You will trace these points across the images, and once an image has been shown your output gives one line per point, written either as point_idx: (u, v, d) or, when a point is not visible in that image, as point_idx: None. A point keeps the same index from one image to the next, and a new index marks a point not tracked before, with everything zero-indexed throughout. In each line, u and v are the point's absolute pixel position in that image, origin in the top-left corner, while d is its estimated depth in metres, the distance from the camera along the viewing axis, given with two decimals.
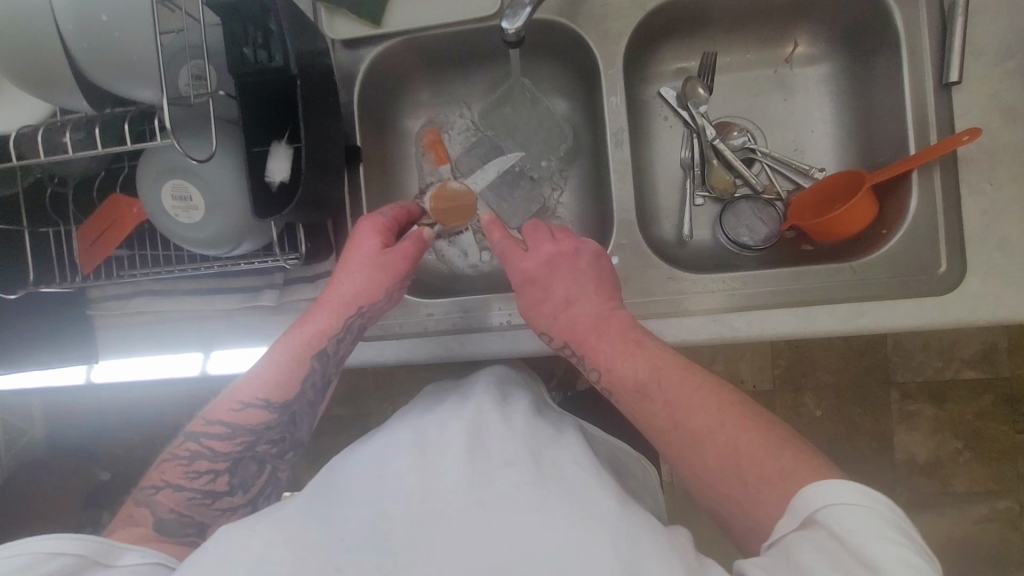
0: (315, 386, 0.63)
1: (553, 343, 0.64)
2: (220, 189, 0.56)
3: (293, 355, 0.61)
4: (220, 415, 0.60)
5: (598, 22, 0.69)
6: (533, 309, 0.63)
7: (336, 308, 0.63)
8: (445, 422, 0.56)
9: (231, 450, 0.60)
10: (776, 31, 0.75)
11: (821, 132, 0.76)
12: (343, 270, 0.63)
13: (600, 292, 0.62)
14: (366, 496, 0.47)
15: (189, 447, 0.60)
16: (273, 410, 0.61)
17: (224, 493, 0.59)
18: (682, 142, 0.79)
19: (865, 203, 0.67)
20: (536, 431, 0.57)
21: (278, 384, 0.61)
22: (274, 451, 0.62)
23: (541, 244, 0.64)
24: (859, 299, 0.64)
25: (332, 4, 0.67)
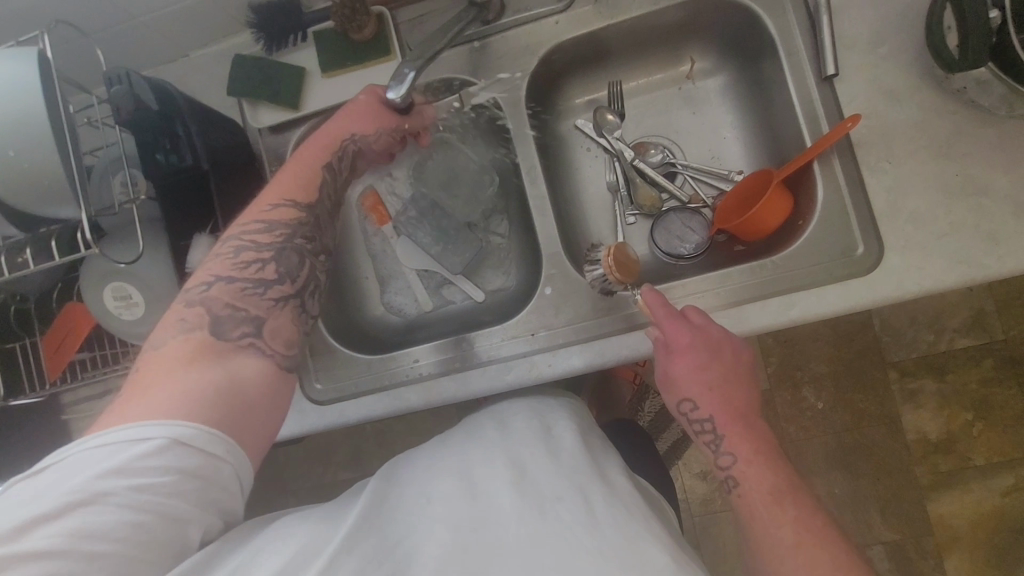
0: (331, 200, 0.64)
1: (693, 415, 0.64)
2: (156, 284, 0.59)
3: (303, 164, 0.63)
4: (254, 213, 0.59)
5: (497, 72, 0.73)
6: (680, 376, 0.63)
7: (333, 131, 0.65)
8: (431, 459, 0.58)
9: (275, 240, 0.58)
10: (672, 52, 0.80)
11: (732, 138, 0.80)
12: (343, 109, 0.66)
13: (729, 378, 0.63)
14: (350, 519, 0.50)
15: (232, 245, 0.57)
16: (301, 209, 0.61)
17: (273, 281, 0.57)
18: (606, 167, 0.82)
19: (778, 197, 0.69)
20: (520, 441, 0.59)
21: (300, 184, 0.62)
22: (311, 247, 0.60)
23: (711, 324, 0.63)
24: (789, 289, 0.66)
25: (253, 97, 0.73)
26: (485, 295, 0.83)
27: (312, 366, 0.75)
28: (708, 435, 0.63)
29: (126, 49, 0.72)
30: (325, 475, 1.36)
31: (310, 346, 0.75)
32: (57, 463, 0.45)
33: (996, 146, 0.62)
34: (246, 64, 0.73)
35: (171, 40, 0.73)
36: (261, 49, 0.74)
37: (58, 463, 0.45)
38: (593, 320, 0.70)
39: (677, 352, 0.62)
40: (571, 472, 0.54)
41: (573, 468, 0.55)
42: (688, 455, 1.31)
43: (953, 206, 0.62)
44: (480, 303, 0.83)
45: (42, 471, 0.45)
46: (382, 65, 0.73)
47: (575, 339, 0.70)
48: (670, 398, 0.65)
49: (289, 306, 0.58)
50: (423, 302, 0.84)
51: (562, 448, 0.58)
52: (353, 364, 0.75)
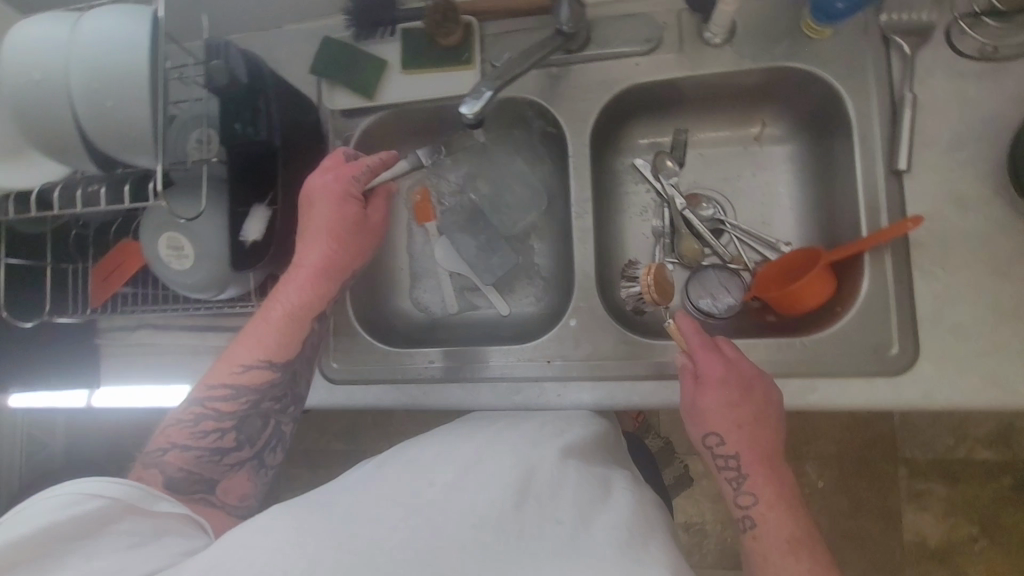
0: (314, 345, 0.67)
1: (718, 451, 0.61)
2: (206, 241, 0.62)
3: (286, 318, 0.64)
4: (222, 378, 0.62)
5: (568, 101, 0.74)
6: (707, 410, 0.61)
7: (314, 262, 0.64)
8: (439, 453, 0.59)
9: (237, 410, 0.63)
10: (744, 113, 0.80)
11: (787, 208, 0.79)
12: (306, 240, 0.64)
13: (759, 421, 0.60)
14: (362, 512, 0.50)
15: (193, 410, 0.62)
16: (275, 368, 0.64)
17: (232, 447, 0.63)
18: (654, 210, 0.83)
19: (822, 279, 0.69)
20: (524, 445, 0.60)
21: (278, 345, 0.63)
22: (278, 406, 0.65)
23: (742, 359, 0.62)
24: (814, 373, 0.65)
25: (332, 81, 0.76)
26: (510, 310, 0.84)
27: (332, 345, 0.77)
28: (730, 472, 0.60)
29: (225, 12, 0.76)
30: (320, 441, 1.40)
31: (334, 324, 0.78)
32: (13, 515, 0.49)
33: None
34: (332, 47, 0.75)
35: (268, 13, 0.76)
36: (349, 36, 0.77)
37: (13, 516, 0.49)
38: (611, 360, 0.70)
39: (709, 387, 0.60)
40: (570, 488, 0.56)
41: (573, 485, 0.56)
42: (676, 504, 1.30)
43: (1000, 327, 0.61)
44: (504, 317, 0.84)
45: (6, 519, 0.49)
46: (459, 73, 0.75)
47: (588, 374, 0.71)
48: (695, 432, 0.62)
49: (247, 466, 0.65)
50: (450, 306, 0.86)
51: (562, 449, 0.60)
52: (371, 351, 0.77)
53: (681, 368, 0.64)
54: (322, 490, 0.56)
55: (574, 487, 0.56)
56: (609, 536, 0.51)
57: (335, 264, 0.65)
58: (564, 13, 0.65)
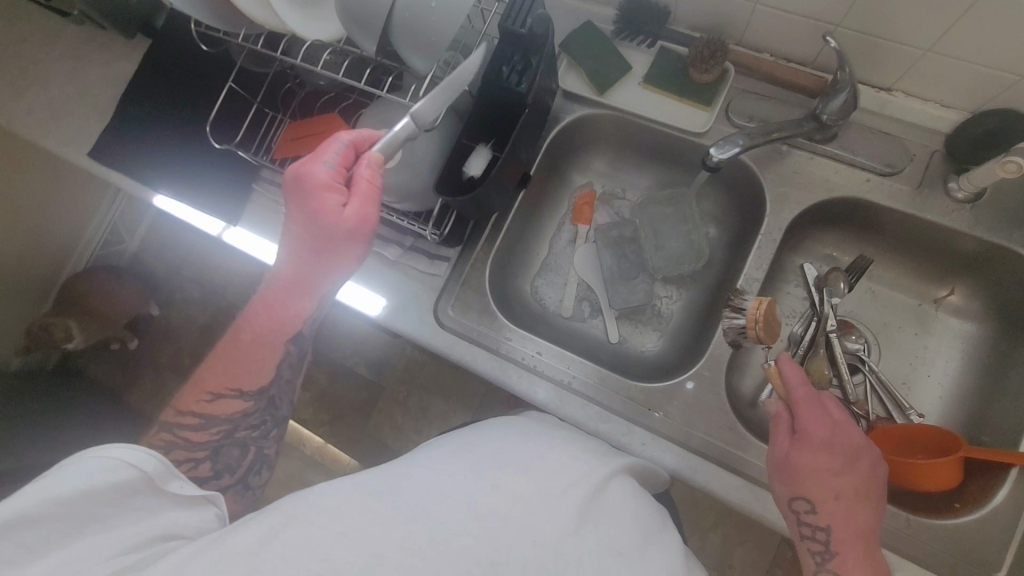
0: (292, 364, 0.65)
1: (806, 518, 0.57)
2: (417, 153, 0.64)
3: (262, 335, 0.62)
4: (191, 406, 0.61)
5: (783, 183, 0.73)
6: (802, 469, 0.58)
7: (287, 283, 0.62)
8: (505, 446, 0.53)
9: (208, 439, 0.61)
10: (938, 274, 0.76)
11: (936, 381, 0.76)
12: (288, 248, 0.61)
13: (860, 495, 0.56)
14: (419, 507, 0.44)
15: (163, 437, 0.61)
16: (247, 397, 0.62)
17: (210, 477, 0.61)
18: (800, 317, 0.81)
19: (951, 468, 0.64)
20: (583, 463, 0.53)
21: (244, 370, 0.62)
22: (255, 434, 0.64)
23: (850, 426, 0.58)
24: (905, 551, 0.63)
25: (574, 62, 0.78)
26: (618, 340, 0.84)
27: (454, 292, 0.78)
28: (815, 543, 0.57)
29: None
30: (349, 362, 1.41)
31: (464, 275, 0.79)
32: (52, 470, 0.46)
33: None
34: (590, 33, 0.77)
35: None
36: (608, 30, 0.78)
37: (53, 471, 0.46)
38: (708, 437, 0.70)
39: (808, 445, 0.58)
40: (627, 516, 0.50)
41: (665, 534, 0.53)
42: None
43: None
44: (609, 344, 0.84)
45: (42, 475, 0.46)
46: (694, 110, 0.75)
47: (680, 441, 0.70)
48: (783, 489, 0.59)
49: (229, 493, 0.62)
50: (565, 308, 0.86)
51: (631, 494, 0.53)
52: (487, 317, 0.78)
53: (774, 416, 0.62)
54: (368, 470, 0.48)
55: (631, 515, 0.50)
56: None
57: (311, 275, 0.62)
58: (832, 104, 0.65)
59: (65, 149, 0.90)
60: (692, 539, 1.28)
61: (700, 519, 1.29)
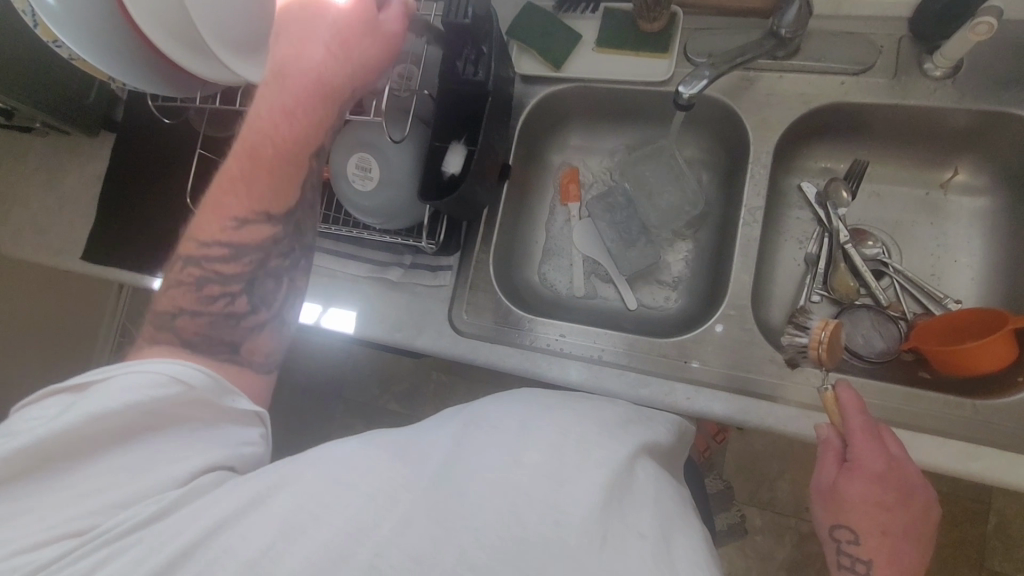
0: (314, 187, 0.59)
1: (846, 547, 0.57)
2: (395, 168, 0.64)
3: (286, 150, 0.56)
4: (215, 234, 0.54)
5: (759, 108, 0.72)
6: (849, 501, 0.56)
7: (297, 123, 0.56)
8: (523, 409, 0.52)
9: (241, 270, 0.55)
10: (937, 158, 0.75)
11: (964, 265, 0.74)
12: (298, 49, 0.56)
13: (906, 534, 0.56)
14: (441, 474, 0.44)
15: (190, 273, 0.54)
16: (276, 218, 0.56)
17: (246, 313, 0.55)
18: (811, 237, 0.80)
19: (1002, 343, 0.63)
20: (612, 435, 0.50)
21: (269, 193, 0.55)
22: (287, 265, 0.58)
23: (902, 460, 0.57)
24: (978, 439, 0.62)
25: (524, 46, 0.78)
26: (636, 305, 0.83)
27: (465, 297, 0.78)
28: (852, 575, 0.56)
29: None
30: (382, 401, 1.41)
31: (471, 278, 0.79)
32: (94, 384, 0.46)
33: None
34: (533, 13, 0.77)
35: None
36: (550, 6, 0.78)
37: (97, 382, 0.46)
38: (750, 374, 0.69)
39: (859, 475, 0.56)
40: (656, 494, 0.47)
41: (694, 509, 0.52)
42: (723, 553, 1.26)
43: None
44: (629, 312, 0.83)
45: (85, 387, 0.46)
46: (653, 60, 0.75)
47: (723, 385, 0.68)
48: (825, 518, 0.58)
49: (268, 329, 0.57)
50: (577, 288, 0.85)
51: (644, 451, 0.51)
52: (502, 313, 0.77)
53: (824, 442, 0.60)
54: (386, 433, 0.49)
55: (657, 490, 0.47)
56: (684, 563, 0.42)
57: (334, 80, 0.56)
58: (787, 17, 0.65)
59: (57, 258, 0.90)
60: (761, 490, 1.26)
61: (765, 468, 1.27)
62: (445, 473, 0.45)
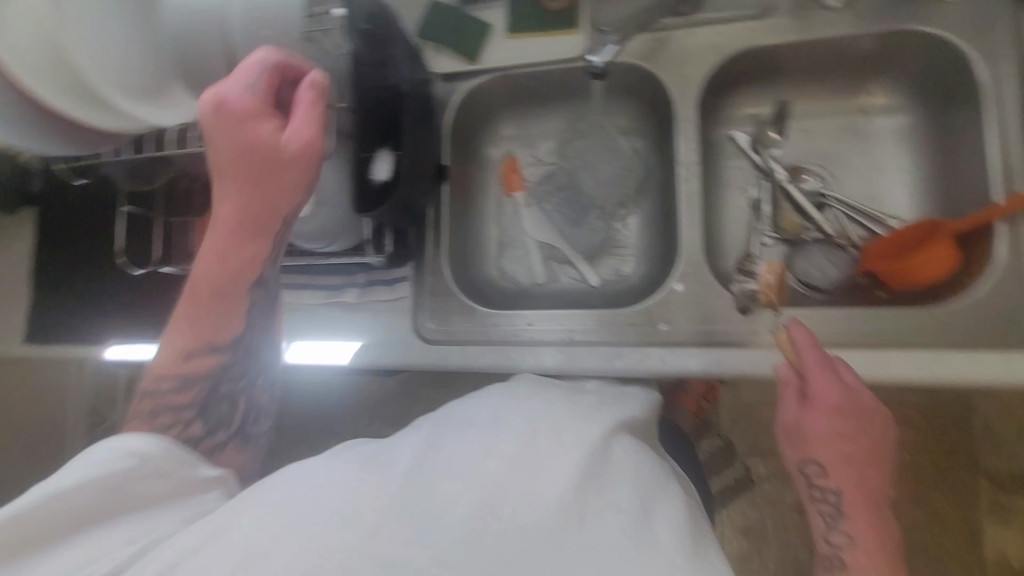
0: (257, 314, 0.62)
1: (818, 476, 0.68)
2: (326, 186, 0.63)
3: (218, 291, 0.58)
4: (170, 368, 0.60)
5: (676, 65, 0.73)
6: (812, 436, 0.67)
7: (248, 201, 0.55)
8: (494, 409, 0.53)
9: (189, 400, 0.60)
10: (852, 85, 0.78)
11: (899, 182, 0.76)
12: (231, 130, 0.52)
13: (864, 454, 0.67)
14: (414, 474, 0.45)
15: (146, 403, 0.60)
16: (217, 352, 0.60)
17: (203, 436, 0.60)
18: (752, 183, 0.81)
19: (941, 250, 0.67)
20: (586, 419, 0.52)
21: (212, 329, 0.60)
22: (240, 389, 0.63)
23: (861, 389, 0.63)
24: (942, 342, 0.64)
25: (437, 43, 0.77)
26: (599, 280, 0.84)
27: (427, 305, 0.77)
28: (817, 492, 0.69)
29: None
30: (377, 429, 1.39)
31: (428, 284, 0.77)
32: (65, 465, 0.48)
33: None
34: (439, 10, 0.77)
35: None
36: (456, 2, 0.78)
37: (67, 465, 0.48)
38: (718, 325, 0.70)
39: (819, 409, 0.63)
40: (629, 471, 0.48)
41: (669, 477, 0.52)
42: (736, 508, 1.29)
43: None
44: (592, 288, 0.83)
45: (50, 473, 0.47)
46: (565, 38, 0.75)
47: (694, 341, 0.69)
48: (793, 453, 0.70)
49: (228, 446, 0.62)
50: (539, 275, 0.85)
51: (614, 426, 0.52)
52: (467, 314, 0.76)
53: (783, 381, 0.65)
54: (355, 449, 0.50)
55: (632, 466, 0.49)
56: (663, 539, 0.43)
57: (265, 213, 0.56)
58: None
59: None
60: (760, 440, 1.29)
61: (760, 417, 1.30)
62: (416, 476, 0.45)
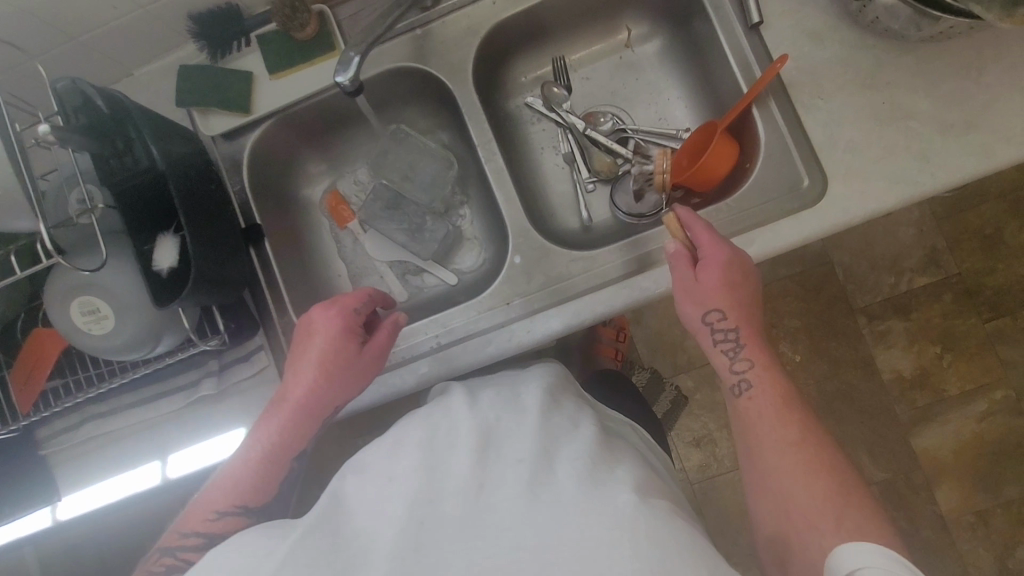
0: (289, 483, 0.66)
1: (719, 325, 0.65)
2: (123, 292, 0.59)
3: (268, 457, 0.64)
4: (199, 525, 0.61)
5: (441, 57, 0.75)
6: (708, 288, 0.63)
7: (319, 391, 0.65)
8: (404, 424, 0.59)
9: (202, 560, 0.59)
10: (608, 24, 0.83)
11: (676, 97, 0.83)
12: (308, 344, 0.65)
13: (752, 298, 0.65)
14: (345, 507, 0.51)
15: (165, 562, 0.59)
16: (250, 516, 0.62)
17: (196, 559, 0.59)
18: (559, 139, 0.85)
19: (726, 144, 0.72)
20: (487, 404, 0.60)
21: (260, 495, 0.63)
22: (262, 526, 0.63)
23: (731, 243, 0.65)
24: (749, 226, 0.71)
25: (202, 105, 0.73)
26: (456, 278, 0.85)
27: None
28: (728, 343, 0.65)
29: (72, 69, 0.73)
30: None
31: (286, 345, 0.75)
32: None
33: (912, 75, 0.67)
34: (190, 73, 0.73)
35: (116, 61, 0.74)
36: (207, 59, 0.75)
37: None
38: (564, 281, 0.73)
39: (711, 268, 0.63)
40: (534, 423, 0.56)
41: (577, 417, 0.60)
42: (680, 425, 1.38)
43: (883, 132, 0.67)
44: (454, 286, 0.85)
45: None
46: (329, 61, 0.74)
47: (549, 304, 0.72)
48: (697, 310, 0.65)
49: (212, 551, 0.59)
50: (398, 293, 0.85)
51: (533, 402, 0.60)
52: None
53: (674, 255, 0.65)
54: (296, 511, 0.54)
55: (539, 419, 0.56)
56: (571, 470, 0.50)
57: (319, 403, 0.65)
58: None
59: None
60: (678, 356, 1.39)
61: (669, 338, 1.40)
62: (343, 507, 0.51)
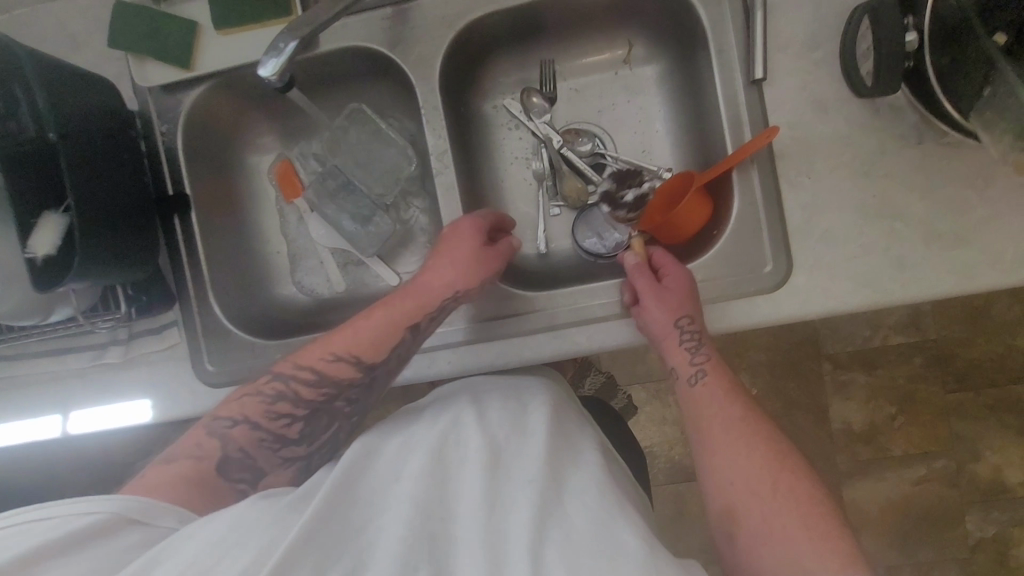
0: (400, 358, 0.63)
1: (684, 329, 0.61)
2: None
3: (398, 321, 0.62)
4: (308, 361, 0.61)
5: (410, 45, 0.67)
6: (672, 290, 0.61)
7: (446, 288, 0.63)
8: (408, 430, 0.55)
9: (315, 400, 0.61)
10: (609, 35, 0.75)
11: (665, 132, 0.76)
12: (436, 262, 0.63)
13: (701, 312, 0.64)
14: (351, 495, 0.46)
15: (275, 385, 0.60)
16: (359, 368, 0.61)
17: (292, 440, 0.60)
18: (533, 151, 0.78)
19: (697, 202, 0.66)
20: (492, 417, 0.56)
21: (374, 351, 0.61)
22: (347, 411, 0.62)
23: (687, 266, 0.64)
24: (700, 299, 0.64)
25: (137, 51, 0.67)
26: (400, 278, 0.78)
27: (205, 348, 0.71)
28: (689, 343, 0.61)
29: None
30: None
31: (200, 324, 0.71)
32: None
33: (913, 170, 0.61)
34: (127, 12, 0.66)
35: None
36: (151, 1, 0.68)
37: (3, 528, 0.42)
38: (495, 317, 0.67)
39: (676, 275, 0.62)
40: (546, 440, 0.53)
41: (587, 444, 0.57)
42: None
43: (866, 227, 0.61)
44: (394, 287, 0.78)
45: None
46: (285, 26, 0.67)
47: (477, 338, 0.67)
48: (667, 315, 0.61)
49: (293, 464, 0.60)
50: (336, 281, 0.79)
51: (544, 416, 0.57)
52: (250, 348, 0.71)
53: (636, 267, 0.64)
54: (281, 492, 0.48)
55: (551, 439, 0.53)
56: (587, 501, 0.47)
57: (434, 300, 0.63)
58: None
59: None
60: (638, 367, 1.36)
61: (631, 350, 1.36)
62: (350, 492, 0.46)
